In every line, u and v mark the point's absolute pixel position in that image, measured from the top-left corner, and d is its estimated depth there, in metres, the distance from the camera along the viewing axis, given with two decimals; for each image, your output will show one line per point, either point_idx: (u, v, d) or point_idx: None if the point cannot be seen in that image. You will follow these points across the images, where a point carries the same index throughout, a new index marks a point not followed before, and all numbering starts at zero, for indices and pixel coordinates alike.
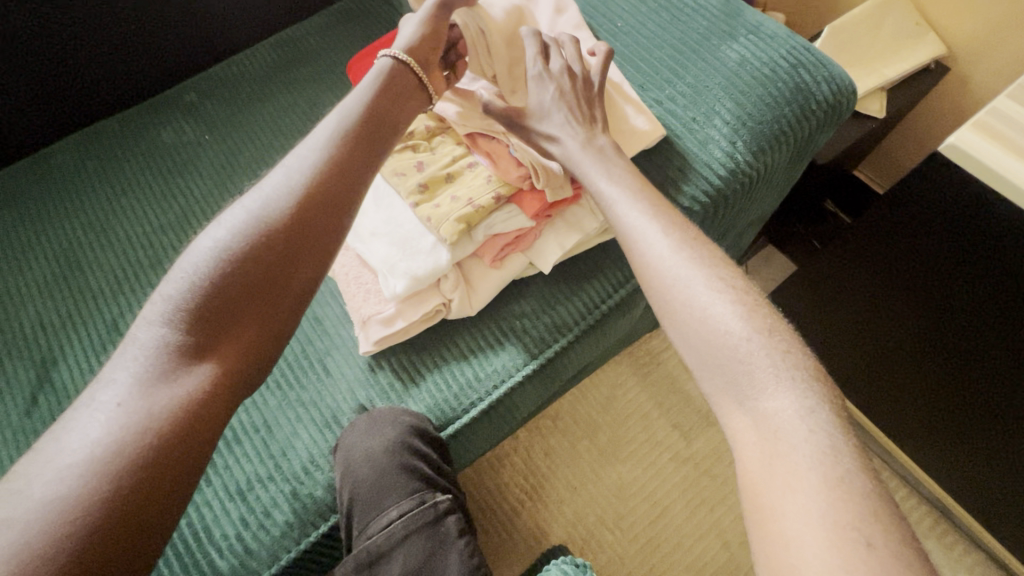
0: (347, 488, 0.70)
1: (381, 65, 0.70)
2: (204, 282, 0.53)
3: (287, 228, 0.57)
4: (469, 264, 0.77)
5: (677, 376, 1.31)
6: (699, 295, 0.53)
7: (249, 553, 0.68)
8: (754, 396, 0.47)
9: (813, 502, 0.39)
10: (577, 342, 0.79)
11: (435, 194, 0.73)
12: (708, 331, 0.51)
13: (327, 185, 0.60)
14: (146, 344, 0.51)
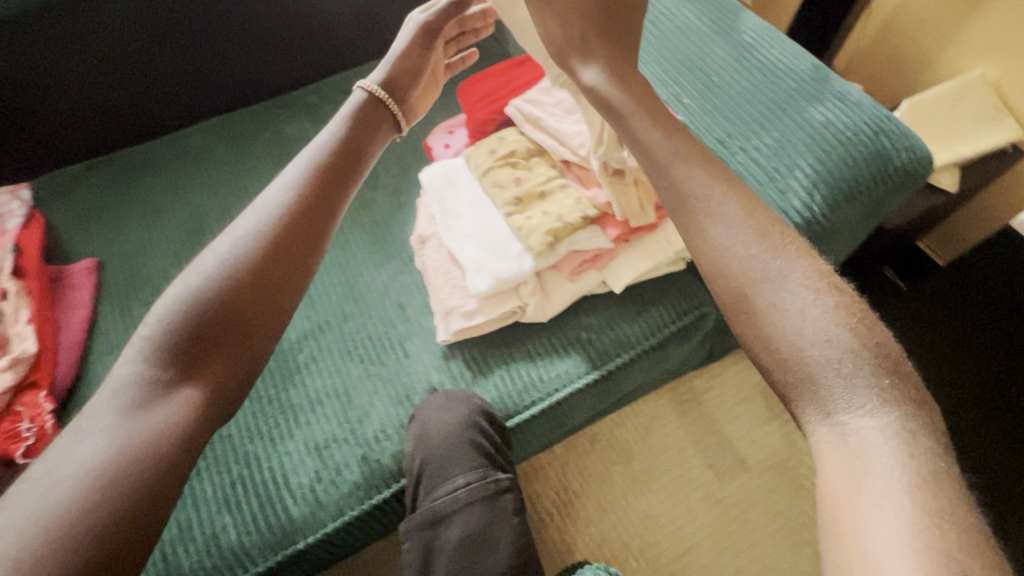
0: (419, 454, 0.76)
1: (361, 96, 0.75)
2: (181, 316, 0.53)
3: (264, 258, 0.57)
4: (547, 275, 0.84)
5: (718, 417, 1.33)
6: (783, 293, 0.50)
7: (319, 505, 0.74)
8: (845, 409, 0.44)
9: (903, 533, 0.37)
10: (636, 360, 0.84)
11: (528, 208, 0.82)
12: (797, 334, 0.47)
13: (301, 214, 0.61)
14: (124, 382, 0.49)
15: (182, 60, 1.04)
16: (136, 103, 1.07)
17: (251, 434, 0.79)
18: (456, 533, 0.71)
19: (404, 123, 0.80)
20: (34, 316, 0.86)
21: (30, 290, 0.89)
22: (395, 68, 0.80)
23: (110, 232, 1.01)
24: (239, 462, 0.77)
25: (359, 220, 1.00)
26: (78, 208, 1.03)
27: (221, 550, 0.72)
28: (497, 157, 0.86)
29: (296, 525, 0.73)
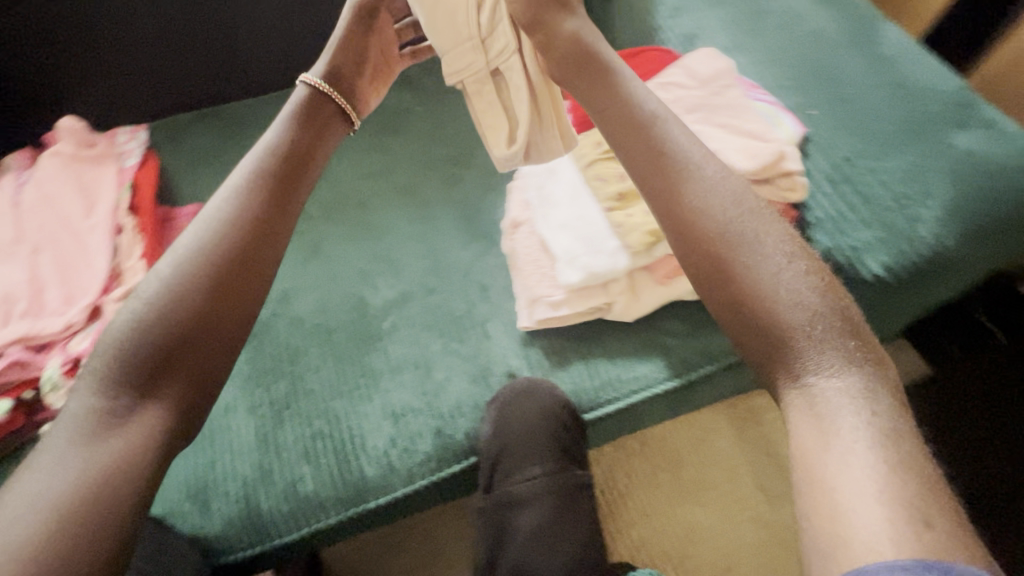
0: (498, 441, 0.81)
1: (298, 99, 0.79)
2: (125, 340, 0.60)
3: (194, 274, 0.64)
4: (638, 275, 0.83)
5: (773, 439, 1.29)
6: (764, 262, 0.60)
7: (392, 470, 0.77)
8: (816, 372, 0.54)
9: (866, 480, 0.45)
10: (718, 373, 0.82)
11: (629, 205, 0.81)
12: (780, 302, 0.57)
13: (233, 234, 0.67)
14: (72, 414, 0.57)
15: (292, 13, 1.05)
16: (247, 45, 1.07)
17: (332, 393, 0.82)
18: (529, 516, 0.79)
19: (353, 116, 0.84)
20: (146, 252, 0.91)
21: (143, 227, 0.94)
22: (334, 60, 0.81)
23: (213, 181, 1.05)
24: (319, 417, 0.81)
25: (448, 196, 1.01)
26: (188, 154, 1.09)
27: (298, 497, 0.75)
28: (603, 150, 0.85)
29: (369, 485, 0.76)
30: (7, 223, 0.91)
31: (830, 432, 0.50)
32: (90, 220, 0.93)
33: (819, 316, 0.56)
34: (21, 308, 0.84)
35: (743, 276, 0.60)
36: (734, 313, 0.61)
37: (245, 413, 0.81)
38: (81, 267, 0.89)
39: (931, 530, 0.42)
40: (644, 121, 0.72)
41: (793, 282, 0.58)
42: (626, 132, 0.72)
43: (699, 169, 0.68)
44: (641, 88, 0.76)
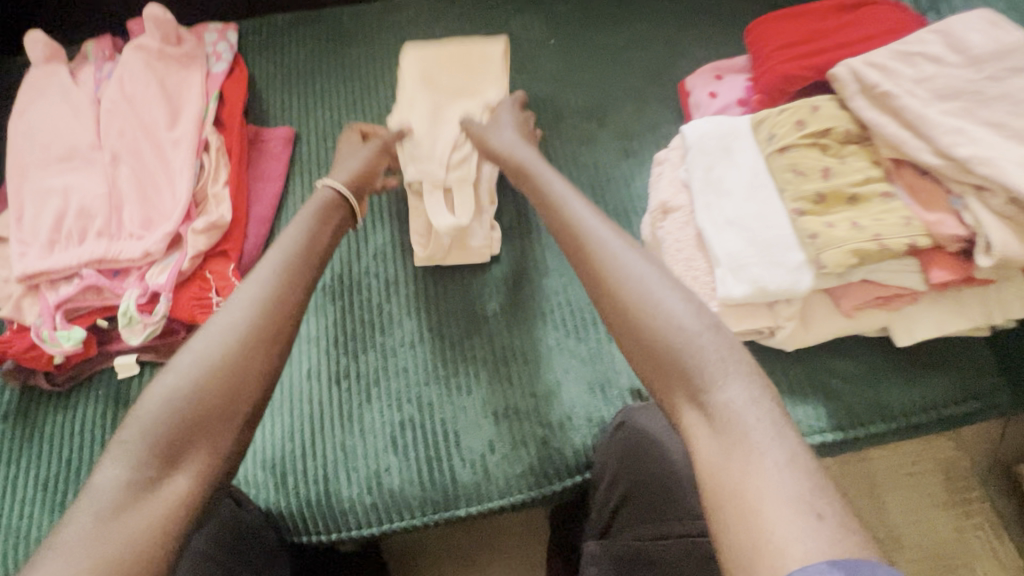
0: (626, 474, 0.59)
1: (329, 200, 0.67)
2: (155, 421, 0.45)
3: (239, 347, 0.50)
4: (815, 299, 0.66)
5: (882, 483, 1.08)
6: (656, 292, 0.51)
7: (488, 478, 0.67)
8: (706, 388, 0.45)
9: (778, 477, 0.37)
10: (892, 434, 0.67)
11: (830, 211, 0.63)
12: (665, 331, 0.48)
13: (284, 305, 0.54)
14: (101, 488, 0.42)
15: None
16: None
17: (426, 376, 0.72)
18: None
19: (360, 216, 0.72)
20: (231, 178, 0.81)
21: (229, 147, 0.83)
22: (356, 170, 0.73)
23: (307, 102, 0.91)
24: (411, 402, 0.71)
25: (576, 159, 0.85)
26: (282, 65, 0.94)
27: (382, 491, 0.67)
28: (806, 132, 0.65)
29: (461, 489, 0.67)
30: (86, 122, 0.81)
31: (736, 434, 0.41)
32: (174, 131, 0.82)
33: (703, 337, 0.47)
34: (98, 225, 0.75)
35: (635, 325, 0.50)
36: (629, 345, 0.50)
37: (330, 384, 0.72)
38: (163, 186, 0.79)
39: (824, 523, 0.34)
40: (559, 199, 0.64)
41: (680, 307, 0.50)
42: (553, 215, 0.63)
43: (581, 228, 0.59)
44: (551, 174, 0.68)
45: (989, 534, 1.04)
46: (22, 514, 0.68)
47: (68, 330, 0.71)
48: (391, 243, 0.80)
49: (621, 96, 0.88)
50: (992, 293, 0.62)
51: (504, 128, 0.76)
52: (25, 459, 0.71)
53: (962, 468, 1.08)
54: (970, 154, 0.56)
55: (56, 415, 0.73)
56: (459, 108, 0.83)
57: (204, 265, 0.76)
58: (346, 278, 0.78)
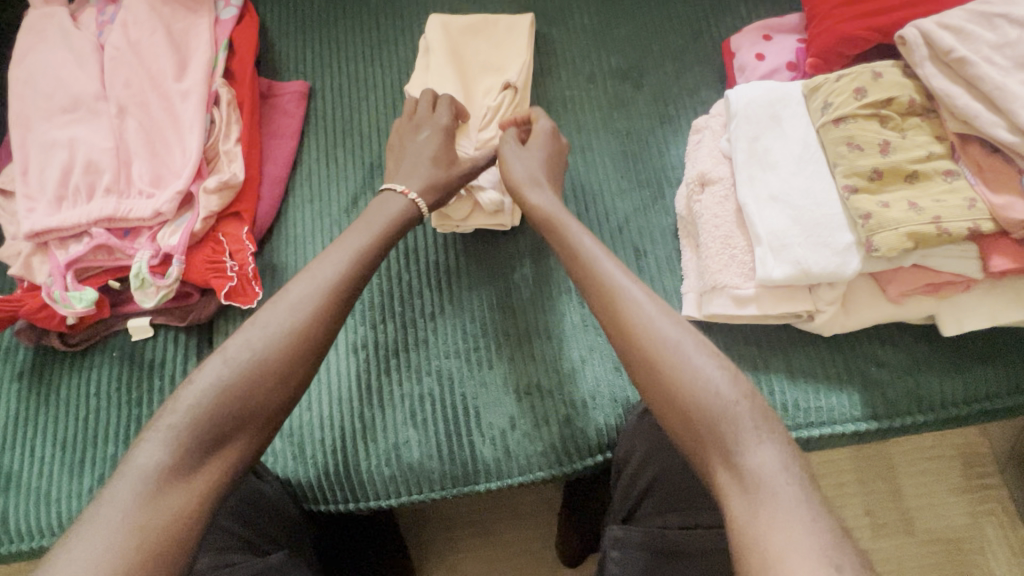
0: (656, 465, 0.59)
1: (400, 214, 0.66)
2: (199, 406, 0.49)
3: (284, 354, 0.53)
4: (860, 283, 0.63)
5: (898, 466, 1.07)
6: (691, 355, 0.51)
7: (508, 454, 0.66)
8: (740, 451, 0.46)
9: (803, 536, 0.40)
10: (926, 426, 0.65)
11: (885, 189, 0.58)
12: (701, 395, 0.49)
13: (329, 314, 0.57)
14: (146, 455, 0.47)
15: None
16: None
17: (448, 349, 0.70)
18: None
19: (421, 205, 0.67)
20: (243, 135, 0.77)
21: (240, 100, 0.79)
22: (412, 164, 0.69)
23: (323, 53, 0.85)
24: (431, 375, 0.69)
25: (609, 124, 0.79)
26: (295, 13, 0.88)
27: (400, 464, 0.66)
28: (866, 102, 0.60)
29: (481, 466, 0.66)
30: (90, 69, 0.77)
31: (766, 495, 0.43)
32: (182, 83, 0.77)
33: (740, 407, 0.48)
34: (107, 181, 0.72)
35: (670, 385, 0.50)
36: (671, 408, 0.50)
37: (348, 353, 0.70)
38: (172, 141, 0.75)
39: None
40: (589, 257, 0.59)
41: (715, 374, 0.50)
42: (576, 264, 0.60)
43: (607, 276, 0.57)
44: (579, 226, 0.63)
45: (1001, 521, 1.03)
46: (40, 472, 0.68)
47: (79, 290, 0.69)
48: None
49: (661, 55, 0.82)
50: None
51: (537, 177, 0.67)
52: (41, 417, 0.71)
53: (982, 452, 1.08)
54: None
55: (71, 375, 0.72)
56: (482, 85, 0.78)
57: (216, 225, 0.73)
58: None
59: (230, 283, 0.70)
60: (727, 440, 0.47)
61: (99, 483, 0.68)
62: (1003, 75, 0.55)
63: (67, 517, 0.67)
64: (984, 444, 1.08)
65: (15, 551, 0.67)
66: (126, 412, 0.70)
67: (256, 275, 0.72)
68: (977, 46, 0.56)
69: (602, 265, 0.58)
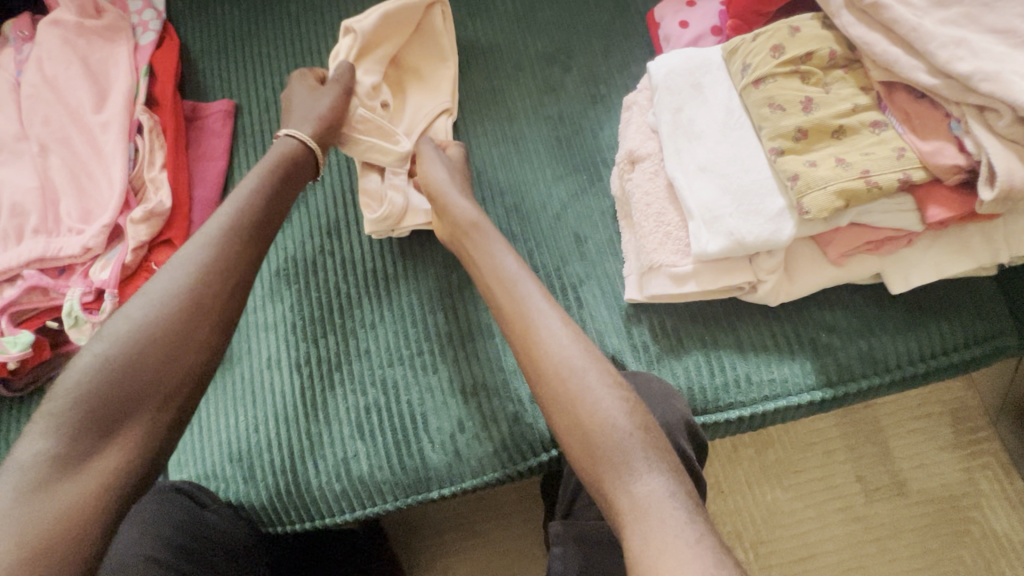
0: None
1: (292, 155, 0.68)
2: (85, 390, 0.49)
3: (177, 320, 0.54)
4: (800, 248, 0.61)
5: (885, 429, 1.04)
6: (592, 388, 0.53)
7: (460, 458, 0.65)
8: (631, 479, 0.48)
9: (690, 554, 0.42)
10: (885, 387, 0.62)
11: (813, 148, 0.56)
12: (597, 422, 0.51)
13: (215, 276, 0.57)
14: (32, 448, 0.47)
15: None
16: None
17: (390, 358, 0.69)
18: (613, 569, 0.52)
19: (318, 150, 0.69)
20: (169, 160, 0.76)
21: (164, 126, 0.77)
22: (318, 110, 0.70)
23: (247, 69, 0.84)
24: (375, 386, 0.68)
25: (538, 110, 0.77)
26: (215, 31, 0.86)
27: (351, 478, 0.65)
28: (783, 59, 0.58)
29: (432, 472, 0.65)
30: (9, 111, 0.76)
31: (655, 521, 0.45)
32: (102, 114, 0.76)
33: (634, 439, 0.50)
34: (34, 223, 0.71)
35: (577, 414, 0.52)
36: (571, 437, 0.52)
37: (291, 371, 0.69)
38: (97, 174, 0.74)
39: None
40: (510, 278, 0.60)
41: (614, 408, 0.52)
42: (494, 290, 0.60)
43: (526, 302, 0.58)
44: (497, 241, 0.63)
45: (998, 475, 1.00)
46: None
47: (15, 334, 0.68)
48: (343, 219, 0.75)
49: (588, 33, 0.79)
50: (1001, 229, 0.56)
51: (448, 187, 0.67)
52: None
53: (972, 405, 1.05)
54: (969, 69, 0.49)
55: (20, 420, 0.71)
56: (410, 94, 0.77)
57: (148, 255, 0.72)
58: (296, 262, 0.73)
59: None
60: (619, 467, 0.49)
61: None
62: (919, 17, 0.52)
63: None
64: (973, 397, 1.05)
65: None
66: None
67: None
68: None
69: (521, 292, 0.59)
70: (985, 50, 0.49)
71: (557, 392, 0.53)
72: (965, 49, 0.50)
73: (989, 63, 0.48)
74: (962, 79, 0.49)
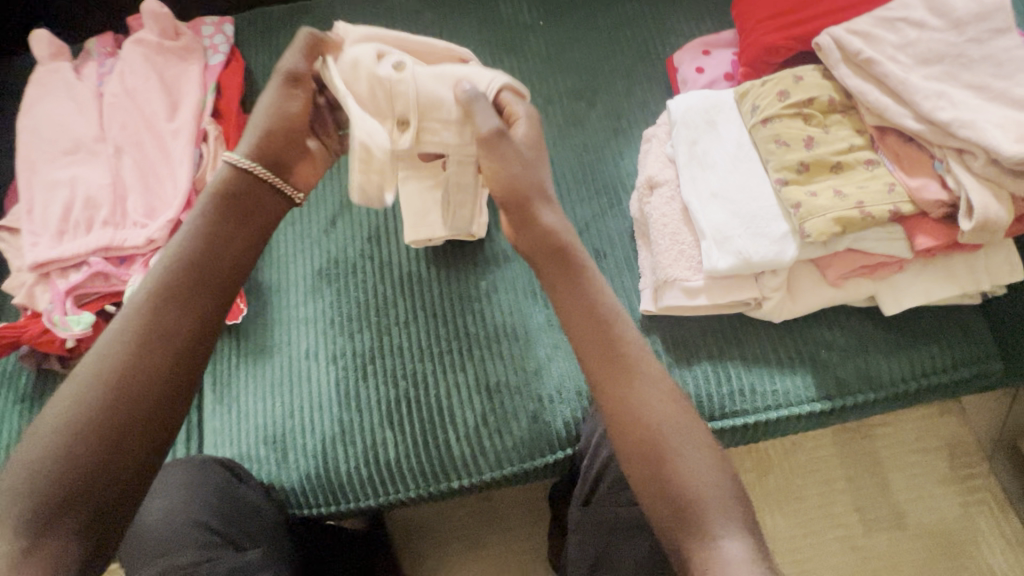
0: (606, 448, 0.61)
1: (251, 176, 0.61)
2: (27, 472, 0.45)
3: (130, 377, 0.50)
4: (802, 269, 0.67)
5: (884, 461, 1.07)
6: (681, 440, 0.51)
7: (481, 450, 0.70)
8: (717, 532, 0.47)
9: None
10: (879, 402, 0.67)
11: (814, 180, 0.63)
12: (683, 473, 0.49)
13: (166, 336, 0.52)
14: None
15: None
16: None
17: (420, 354, 0.74)
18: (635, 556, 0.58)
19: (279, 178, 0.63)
20: None
21: (226, 136, 0.86)
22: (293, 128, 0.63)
23: None
24: (405, 379, 0.73)
25: (566, 139, 0.85)
26: (277, 55, 0.96)
27: (378, 463, 0.70)
28: (789, 102, 0.66)
29: (455, 462, 0.70)
30: (90, 116, 0.84)
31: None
32: (173, 123, 0.84)
33: (720, 491, 0.49)
34: (104, 215, 0.78)
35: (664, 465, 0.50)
36: (654, 485, 0.50)
37: (327, 362, 0.75)
38: (164, 176, 0.82)
39: None
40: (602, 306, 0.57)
41: (702, 464, 0.50)
42: (575, 315, 0.56)
43: (621, 332, 0.56)
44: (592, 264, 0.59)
45: (994, 511, 1.03)
46: None
47: (78, 314, 0.74)
48: (384, 226, 0.82)
49: (612, 75, 0.88)
50: (981, 260, 0.62)
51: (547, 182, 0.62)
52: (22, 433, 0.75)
53: (969, 441, 1.08)
54: (947, 119, 0.57)
55: None
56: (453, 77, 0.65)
57: None
58: (338, 262, 0.80)
59: None
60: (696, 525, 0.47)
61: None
62: (906, 72, 0.60)
63: None
64: (970, 434, 1.08)
65: None
66: None
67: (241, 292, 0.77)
68: (881, 48, 0.62)
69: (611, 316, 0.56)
70: (962, 103, 0.57)
71: (648, 440, 0.51)
72: (944, 102, 0.57)
73: (966, 114, 0.56)
74: (944, 126, 0.57)
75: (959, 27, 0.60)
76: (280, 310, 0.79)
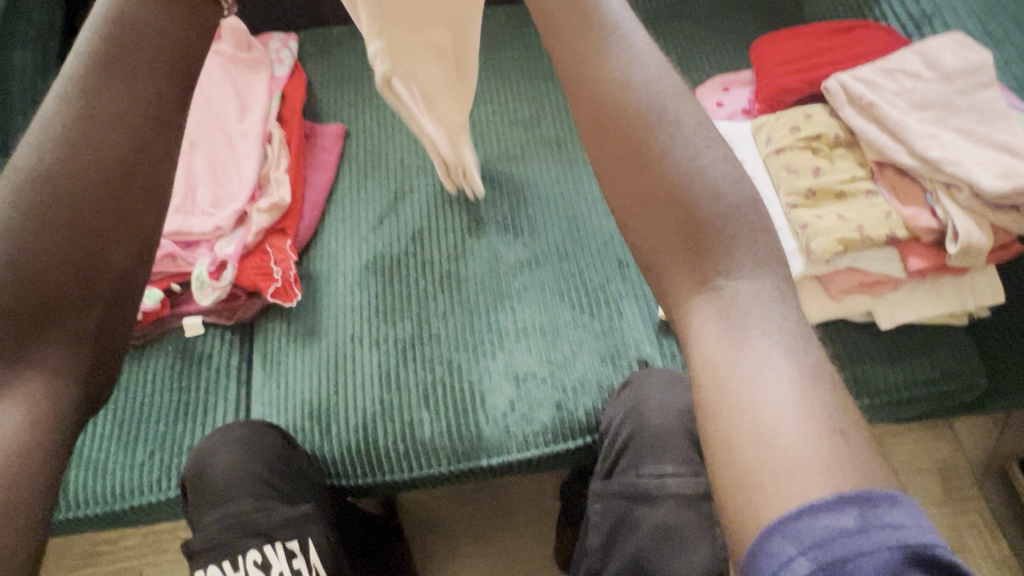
0: (628, 428, 0.72)
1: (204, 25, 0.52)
2: None
3: (67, 181, 0.45)
4: (807, 284, 0.73)
5: None
6: (760, 358, 0.38)
7: (509, 434, 0.76)
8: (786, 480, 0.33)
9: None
10: (872, 408, 0.74)
11: (820, 205, 0.71)
12: (762, 399, 0.36)
13: (99, 145, 0.46)
14: None
15: None
16: None
17: (457, 344, 0.81)
18: (652, 519, 0.66)
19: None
20: (291, 166, 0.92)
21: (289, 139, 0.95)
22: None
23: (358, 103, 1.02)
24: (443, 366, 0.80)
25: None
26: (336, 71, 1.06)
27: (415, 440, 0.76)
28: (800, 136, 0.74)
29: (485, 444, 0.76)
30: None
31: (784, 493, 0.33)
32: (243, 125, 0.93)
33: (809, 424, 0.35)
34: (176, 203, 0.87)
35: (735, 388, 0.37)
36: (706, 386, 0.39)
37: (371, 347, 0.82)
38: (232, 171, 0.90)
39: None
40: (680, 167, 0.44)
41: (779, 389, 0.36)
42: (612, 135, 0.46)
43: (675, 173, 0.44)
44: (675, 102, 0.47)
45: (982, 533, 1.07)
46: (97, 447, 0.78)
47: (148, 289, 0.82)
48: (428, 228, 0.90)
49: None
50: (967, 283, 0.70)
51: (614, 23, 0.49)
52: None
53: (960, 465, 1.13)
54: (937, 157, 0.65)
55: (132, 363, 0.83)
56: None
57: (264, 239, 0.87)
58: (384, 258, 0.88)
59: (275, 284, 0.83)
60: (743, 404, 0.36)
61: (165, 458, 0.77)
62: (903, 115, 0.69)
63: (119, 487, 0.76)
64: (960, 459, 1.14)
65: (68, 519, 0.76)
66: (176, 395, 0.81)
67: (297, 279, 0.85)
68: (882, 93, 0.71)
69: (668, 134, 0.46)
70: (951, 144, 0.66)
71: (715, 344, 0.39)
72: (935, 143, 0.66)
73: (953, 154, 0.65)
74: (936, 163, 0.66)
75: (949, 80, 0.69)
76: (329, 297, 0.86)
